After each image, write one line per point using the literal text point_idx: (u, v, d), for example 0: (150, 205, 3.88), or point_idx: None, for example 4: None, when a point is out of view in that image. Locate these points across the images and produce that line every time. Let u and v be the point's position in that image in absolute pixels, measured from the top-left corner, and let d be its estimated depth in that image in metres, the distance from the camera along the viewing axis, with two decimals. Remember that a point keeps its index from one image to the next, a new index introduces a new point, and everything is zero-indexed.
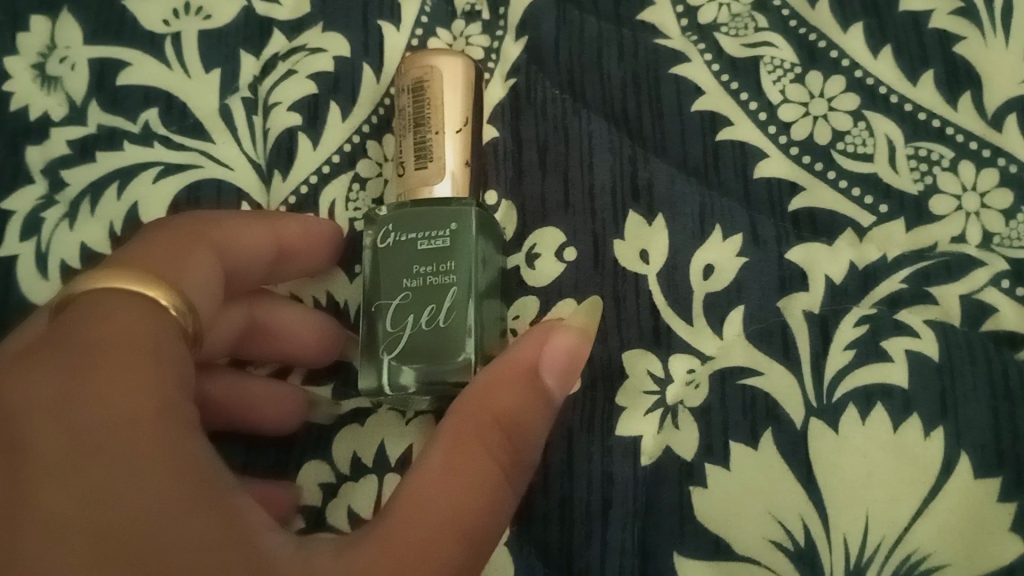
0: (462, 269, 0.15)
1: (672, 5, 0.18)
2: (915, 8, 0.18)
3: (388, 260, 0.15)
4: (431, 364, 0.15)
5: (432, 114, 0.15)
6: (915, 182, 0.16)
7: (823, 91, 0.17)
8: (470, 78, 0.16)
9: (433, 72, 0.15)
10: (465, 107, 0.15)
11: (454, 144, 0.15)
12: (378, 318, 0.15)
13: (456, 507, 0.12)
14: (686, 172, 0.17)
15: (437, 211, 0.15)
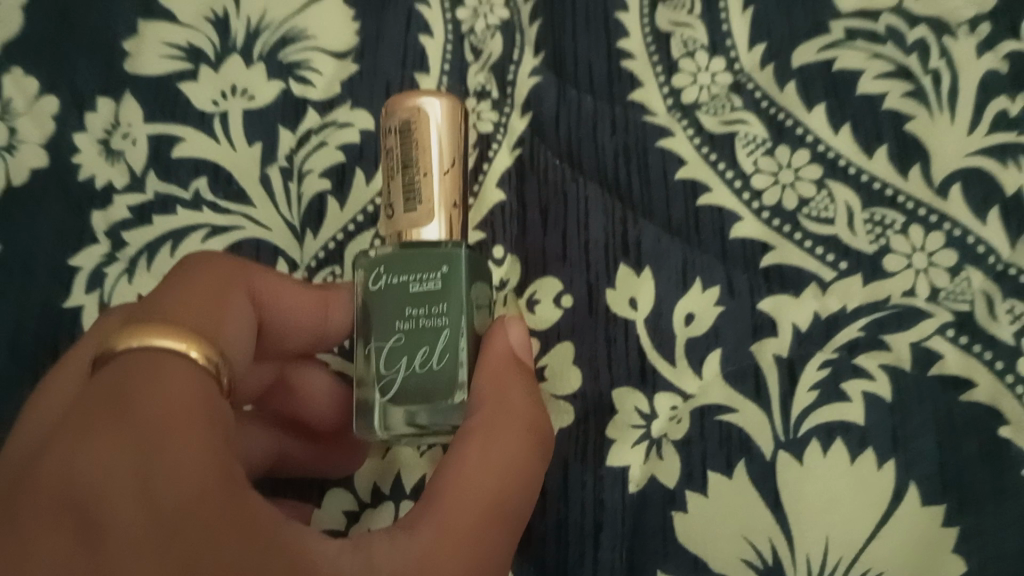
0: (454, 311, 0.16)
1: (658, 87, 0.21)
2: (871, 91, 0.20)
3: (382, 302, 0.17)
4: (426, 404, 0.16)
5: (421, 160, 0.17)
6: (871, 242, 0.19)
7: (791, 162, 0.20)
8: (455, 116, 0.17)
9: (420, 114, 0.17)
10: (451, 149, 0.17)
11: (441, 188, 0.17)
12: (372, 358, 0.17)
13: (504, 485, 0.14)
14: (671, 231, 0.20)
15: (428, 254, 0.16)
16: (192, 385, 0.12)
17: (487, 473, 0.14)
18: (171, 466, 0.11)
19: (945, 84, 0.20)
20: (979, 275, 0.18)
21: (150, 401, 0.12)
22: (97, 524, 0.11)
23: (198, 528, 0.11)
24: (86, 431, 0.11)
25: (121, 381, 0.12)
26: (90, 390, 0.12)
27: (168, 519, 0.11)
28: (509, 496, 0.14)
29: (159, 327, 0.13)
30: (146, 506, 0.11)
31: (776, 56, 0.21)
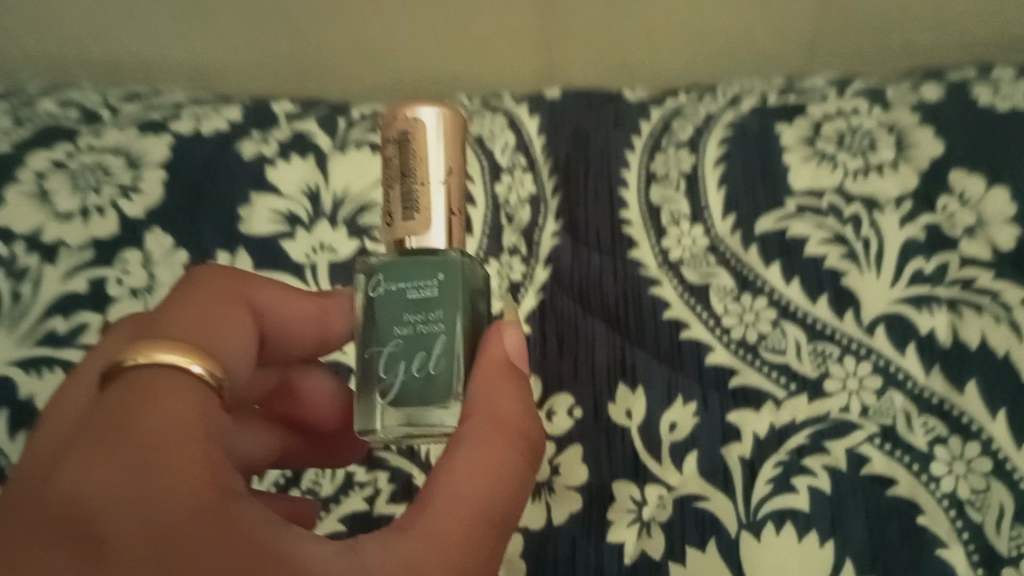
0: (448, 317, 0.17)
1: (650, 247, 0.27)
2: (816, 253, 0.26)
3: (382, 308, 0.18)
4: (422, 409, 0.17)
5: (418, 165, 0.18)
6: (814, 368, 0.24)
7: (752, 306, 0.25)
8: (454, 128, 0.18)
9: (416, 127, 0.18)
10: (448, 160, 0.18)
11: (440, 195, 0.18)
12: (373, 364, 0.18)
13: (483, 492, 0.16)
14: (659, 358, 0.25)
15: (427, 262, 0.18)
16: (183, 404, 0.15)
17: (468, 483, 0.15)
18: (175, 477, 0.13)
19: (873, 248, 0.26)
20: (900, 397, 0.23)
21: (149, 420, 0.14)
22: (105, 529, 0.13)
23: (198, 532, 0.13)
24: (102, 453, 0.14)
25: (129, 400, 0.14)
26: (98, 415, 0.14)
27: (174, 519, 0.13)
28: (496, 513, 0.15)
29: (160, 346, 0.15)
30: (146, 523, 0.13)
31: (742, 224, 0.27)
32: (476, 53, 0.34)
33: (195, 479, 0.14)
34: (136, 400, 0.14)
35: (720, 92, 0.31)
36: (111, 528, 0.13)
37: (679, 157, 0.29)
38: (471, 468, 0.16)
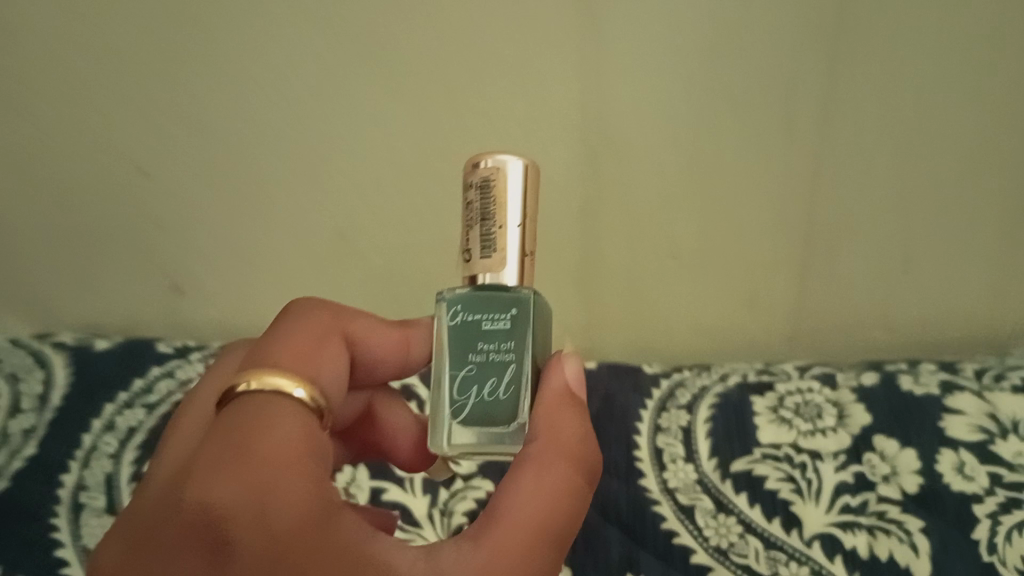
0: (516, 347, 0.27)
1: (654, 476, 0.37)
2: (774, 486, 0.36)
3: (463, 338, 0.27)
4: (487, 420, 0.27)
5: (497, 212, 0.26)
6: (769, 568, 0.33)
7: (725, 522, 0.35)
8: (527, 175, 0.26)
9: (499, 179, 0.26)
10: (522, 208, 0.26)
11: (514, 236, 0.26)
12: (454, 380, 0.27)
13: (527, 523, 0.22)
14: (658, 557, 0.35)
15: (500, 301, 0.27)
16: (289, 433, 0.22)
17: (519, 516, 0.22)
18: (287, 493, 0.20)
19: (815, 484, 0.36)
20: None
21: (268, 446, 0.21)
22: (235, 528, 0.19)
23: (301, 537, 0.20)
24: (225, 464, 0.20)
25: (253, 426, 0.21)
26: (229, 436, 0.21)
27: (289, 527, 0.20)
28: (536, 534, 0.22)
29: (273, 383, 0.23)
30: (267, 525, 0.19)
31: (722, 464, 0.37)
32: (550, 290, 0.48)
33: (300, 501, 0.20)
34: (248, 423, 0.21)
35: (714, 371, 0.43)
36: (237, 526, 0.19)
37: (678, 416, 0.40)
38: (541, 488, 0.22)
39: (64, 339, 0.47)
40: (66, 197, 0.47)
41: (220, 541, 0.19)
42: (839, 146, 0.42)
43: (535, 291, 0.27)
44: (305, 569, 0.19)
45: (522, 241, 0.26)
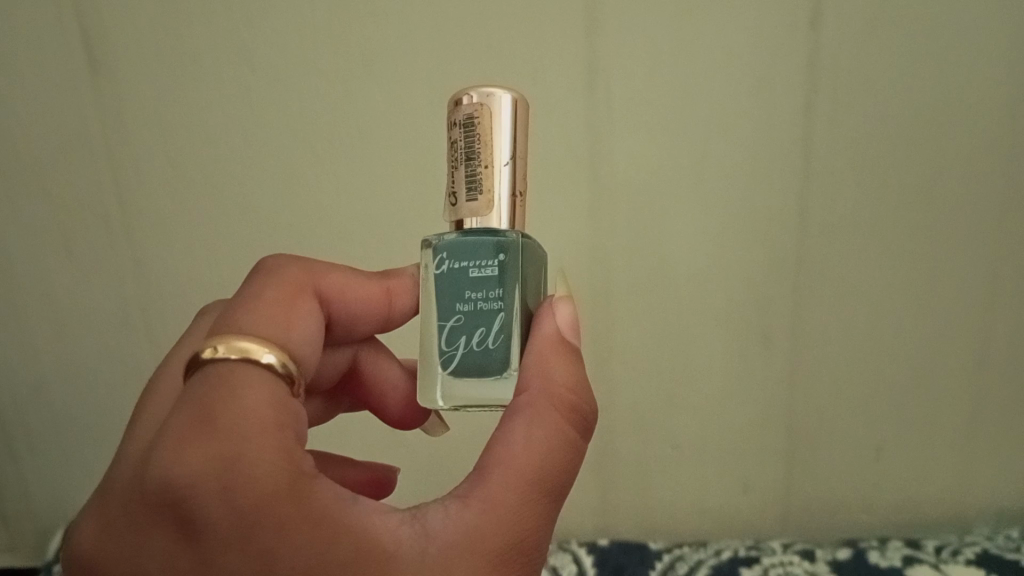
0: (506, 298, 0.33)
1: None
2: None
3: (450, 287, 0.33)
4: (478, 376, 0.33)
5: (484, 152, 0.32)
6: None
7: None
8: (506, 108, 0.32)
9: (483, 113, 0.32)
10: (508, 149, 0.32)
11: (503, 174, 0.32)
12: (444, 333, 0.33)
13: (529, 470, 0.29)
14: None
15: (486, 249, 0.33)
16: (253, 399, 0.27)
17: (516, 468, 0.28)
18: (250, 460, 0.26)
19: None
20: None
21: (232, 418, 0.26)
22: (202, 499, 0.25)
23: (266, 501, 0.25)
24: (191, 441, 0.26)
25: (218, 399, 0.27)
26: (199, 411, 0.27)
27: (254, 488, 0.25)
28: (529, 483, 0.28)
29: (236, 354, 0.29)
30: (229, 495, 0.25)
31: None
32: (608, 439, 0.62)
33: (268, 468, 0.26)
34: (220, 392, 0.27)
35: (709, 547, 0.50)
36: (199, 500, 0.25)
37: None
38: (535, 442, 0.29)
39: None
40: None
41: (188, 519, 0.25)
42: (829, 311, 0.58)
43: (523, 234, 0.33)
44: (271, 532, 0.25)
45: (511, 176, 0.32)
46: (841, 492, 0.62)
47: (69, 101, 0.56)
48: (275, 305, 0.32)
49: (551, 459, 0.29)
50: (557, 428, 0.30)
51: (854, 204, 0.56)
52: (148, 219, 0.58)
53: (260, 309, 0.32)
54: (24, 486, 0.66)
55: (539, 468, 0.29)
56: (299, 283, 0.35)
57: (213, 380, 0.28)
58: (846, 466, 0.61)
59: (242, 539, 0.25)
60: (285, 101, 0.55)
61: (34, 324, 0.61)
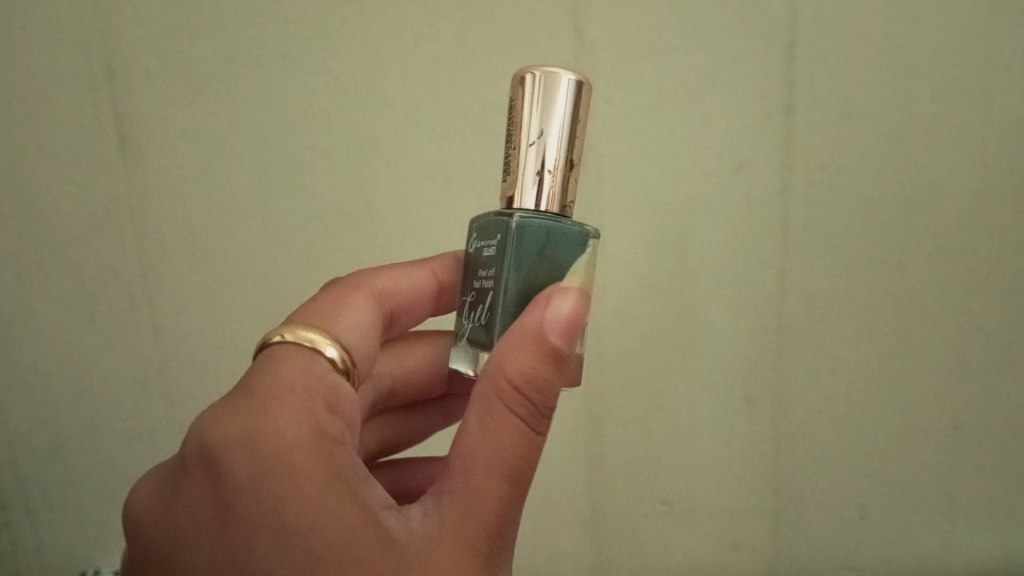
0: (495, 276, 0.36)
1: None
2: None
3: (473, 264, 0.39)
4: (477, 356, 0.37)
5: (520, 132, 0.37)
6: None
7: None
8: (541, 84, 0.36)
9: (521, 90, 0.37)
10: (534, 127, 0.37)
11: (528, 153, 0.37)
12: (466, 309, 0.39)
13: (481, 464, 0.32)
14: None
15: (492, 228, 0.37)
16: (292, 376, 0.35)
17: (478, 461, 0.32)
18: (270, 426, 0.33)
19: None
20: None
21: (272, 390, 0.34)
22: (232, 451, 0.32)
23: (280, 460, 0.32)
24: (236, 408, 0.34)
25: (268, 375, 0.35)
26: (253, 385, 0.35)
27: (270, 449, 0.32)
28: (481, 480, 0.32)
29: (292, 343, 0.38)
30: (251, 451, 0.32)
31: None
32: (606, 492, 0.64)
33: (285, 432, 0.32)
34: (270, 368, 0.36)
35: None
36: (228, 453, 0.32)
37: None
38: (492, 437, 0.32)
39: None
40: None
41: (220, 470, 0.32)
42: (814, 366, 0.61)
43: (522, 215, 0.36)
44: (276, 485, 0.31)
45: (536, 154, 0.37)
46: (827, 551, 0.64)
47: (99, 177, 0.60)
48: (340, 302, 0.43)
49: (508, 457, 0.32)
50: (509, 429, 0.32)
51: (835, 260, 0.59)
52: (168, 287, 0.62)
53: (319, 304, 0.43)
54: (38, 540, 0.69)
55: (495, 467, 0.32)
56: (358, 282, 0.45)
57: (271, 355, 0.37)
58: (831, 526, 0.64)
59: (259, 493, 0.31)
60: (300, 179, 0.60)
61: (58, 386, 0.65)
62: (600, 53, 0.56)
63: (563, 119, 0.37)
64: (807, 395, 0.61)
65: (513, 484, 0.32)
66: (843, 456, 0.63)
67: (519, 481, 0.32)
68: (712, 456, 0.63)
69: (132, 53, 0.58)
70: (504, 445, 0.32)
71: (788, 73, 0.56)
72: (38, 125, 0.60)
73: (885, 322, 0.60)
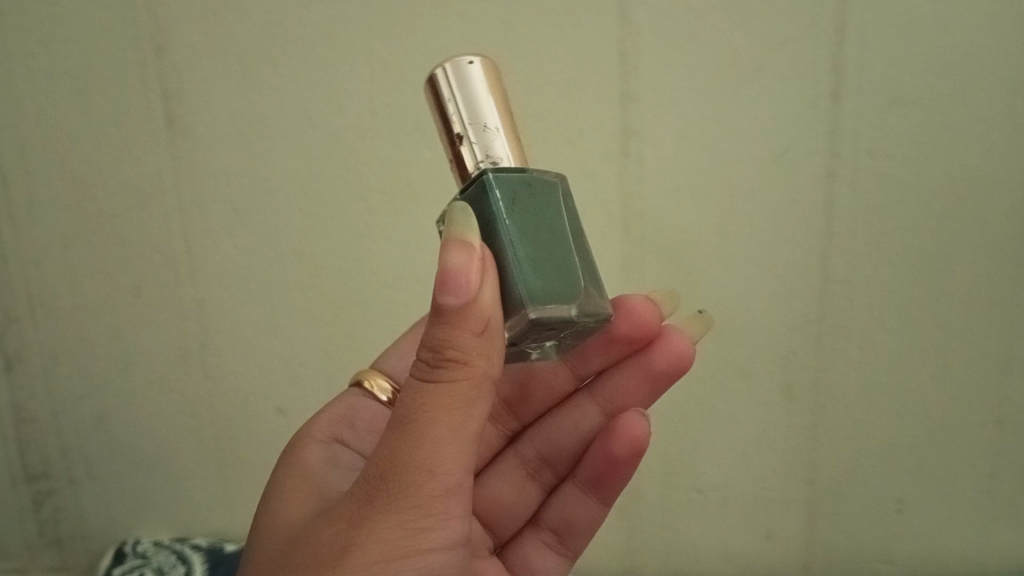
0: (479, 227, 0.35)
1: None
2: None
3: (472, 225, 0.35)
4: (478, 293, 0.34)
5: (449, 124, 0.36)
6: None
7: None
8: (450, 71, 0.36)
9: (429, 86, 0.37)
10: (452, 117, 0.36)
11: (463, 137, 0.36)
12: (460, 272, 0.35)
13: (395, 423, 0.33)
14: None
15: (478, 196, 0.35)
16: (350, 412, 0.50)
17: (394, 422, 0.33)
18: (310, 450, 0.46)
19: None
20: None
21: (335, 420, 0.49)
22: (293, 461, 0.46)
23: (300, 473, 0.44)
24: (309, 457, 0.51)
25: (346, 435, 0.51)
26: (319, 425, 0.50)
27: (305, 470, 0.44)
28: (390, 437, 0.33)
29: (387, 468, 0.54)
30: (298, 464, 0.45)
31: None
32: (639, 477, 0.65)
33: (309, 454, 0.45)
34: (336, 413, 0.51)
35: None
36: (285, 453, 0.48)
37: None
38: (407, 398, 0.33)
39: (197, 543, 0.68)
40: (270, 438, 0.67)
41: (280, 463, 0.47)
42: (855, 358, 0.60)
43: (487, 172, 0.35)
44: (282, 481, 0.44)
45: (471, 133, 0.35)
46: (861, 542, 0.64)
47: (145, 153, 0.61)
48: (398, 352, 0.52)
49: (412, 412, 0.32)
50: (416, 386, 0.33)
51: (879, 253, 0.58)
52: (210, 263, 0.63)
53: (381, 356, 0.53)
54: (79, 510, 0.71)
55: (398, 422, 0.33)
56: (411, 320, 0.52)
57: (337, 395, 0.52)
58: (867, 516, 0.64)
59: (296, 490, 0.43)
60: (341, 158, 0.60)
61: (101, 360, 0.66)
62: (645, 36, 0.55)
63: (474, 88, 0.36)
64: (846, 388, 0.61)
65: (399, 439, 0.32)
66: (882, 449, 0.62)
67: (405, 436, 0.32)
68: (749, 447, 0.63)
69: (181, 30, 0.58)
70: (410, 400, 0.33)
71: (837, 58, 0.55)
72: (87, 101, 0.60)
73: (929, 317, 0.59)
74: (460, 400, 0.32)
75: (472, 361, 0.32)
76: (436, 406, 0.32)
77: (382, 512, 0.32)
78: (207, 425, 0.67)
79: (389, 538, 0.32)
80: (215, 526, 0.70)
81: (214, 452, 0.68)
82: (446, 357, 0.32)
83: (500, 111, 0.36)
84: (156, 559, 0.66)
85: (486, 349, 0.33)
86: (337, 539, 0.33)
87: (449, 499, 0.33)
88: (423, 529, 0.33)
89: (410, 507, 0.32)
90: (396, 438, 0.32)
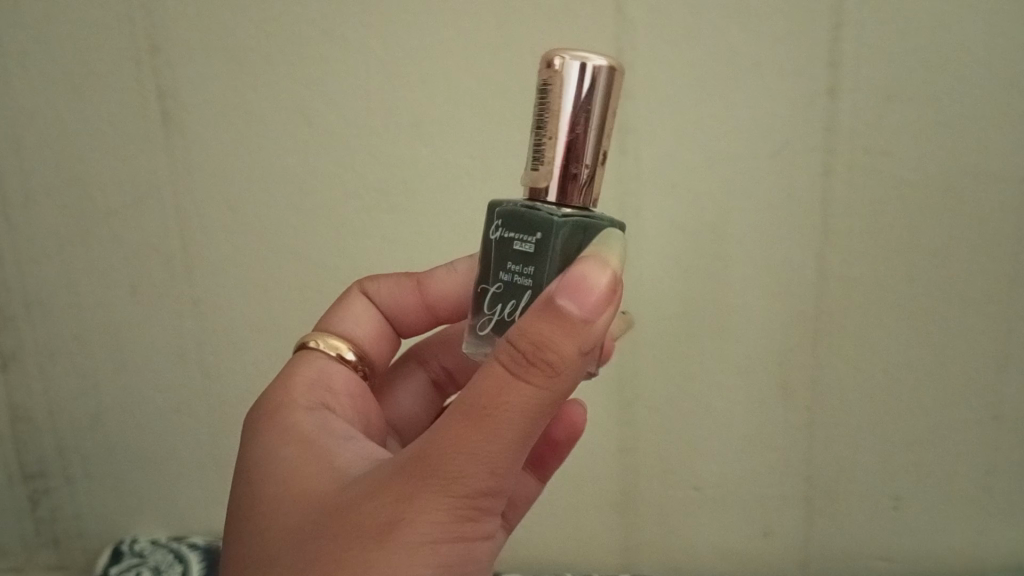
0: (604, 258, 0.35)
1: None
2: None
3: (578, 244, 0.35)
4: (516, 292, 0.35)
5: (552, 123, 0.35)
6: None
7: None
8: (580, 71, 0.34)
9: (552, 71, 0.35)
10: (570, 123, 0.35)
11: (560, 145, 0.35)
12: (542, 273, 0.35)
13: (461, 411, 0.30)
14: None
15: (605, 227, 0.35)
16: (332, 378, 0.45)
17: (460, 410, 0.30)
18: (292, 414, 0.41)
19: None
20: None
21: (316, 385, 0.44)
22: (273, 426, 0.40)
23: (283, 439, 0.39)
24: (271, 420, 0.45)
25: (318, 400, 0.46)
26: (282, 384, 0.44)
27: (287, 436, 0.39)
28: (456, 427, 0.30)
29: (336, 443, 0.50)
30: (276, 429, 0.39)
31: None
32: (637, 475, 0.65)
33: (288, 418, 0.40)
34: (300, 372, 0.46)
35: None
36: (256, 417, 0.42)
37: None
38: (483, 389, 0.30)
39: (194, 541, 0.68)
40: None
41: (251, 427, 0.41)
42: (852, 356, 0.60)
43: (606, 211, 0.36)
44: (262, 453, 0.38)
45: (569, 146, 0.35)
46: (858, 538, 0.64)
47: (141, 151, 0.61)
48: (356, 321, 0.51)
49: (490, 407, 0.29)
50: (495, 377, 0.30)
51: (875, 251, 0.58)
52: (206, 261, 0.63)
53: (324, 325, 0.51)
54: (76, 508, 0.71)
55: (466, 409, 0.30)
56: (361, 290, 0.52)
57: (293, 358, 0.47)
58: (864, 513, 0.64)
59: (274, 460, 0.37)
60: (336, 157, 0.60)
61: (98, 358, 0.66)
62: (642, 32, 0.55)
63: (594, 97, 0.34)
64: (842, 385, 0.61)
65: (465, 429, 0.29)
66: (878, 447, 0.62)
67: (474, 428, 0.29)
68: (746, 444, 0.63)
69: (175, 28, 0.58)
70: (484, 393, 0.30)
71: (833, 55, 0.55)
72: (83, 99, 0.60)
73: (924, 315, 0.59)
74: (534, 408, 0.30)
75: (563, 372, 0.30)
76: (516, 407, 0.29)
77: (427, 500, 0.30)
78: (204, 424, 0.67)
79: (435, 531, 0.30)
80: (211, 525, 0.70)
81: (210, 451, 0.68)
82: (543, 358, 0.29)
83: (604, 125, 0.35)
84: (153, 558, 0.66)
85: (577, 365, 0.30)
86: (369, 519, 0.30)
87: (496, 496, 0.31)
88: (466, 524, 0.30)
89: (458, 499, 0.30)
90: (462, 428, 0.29)
